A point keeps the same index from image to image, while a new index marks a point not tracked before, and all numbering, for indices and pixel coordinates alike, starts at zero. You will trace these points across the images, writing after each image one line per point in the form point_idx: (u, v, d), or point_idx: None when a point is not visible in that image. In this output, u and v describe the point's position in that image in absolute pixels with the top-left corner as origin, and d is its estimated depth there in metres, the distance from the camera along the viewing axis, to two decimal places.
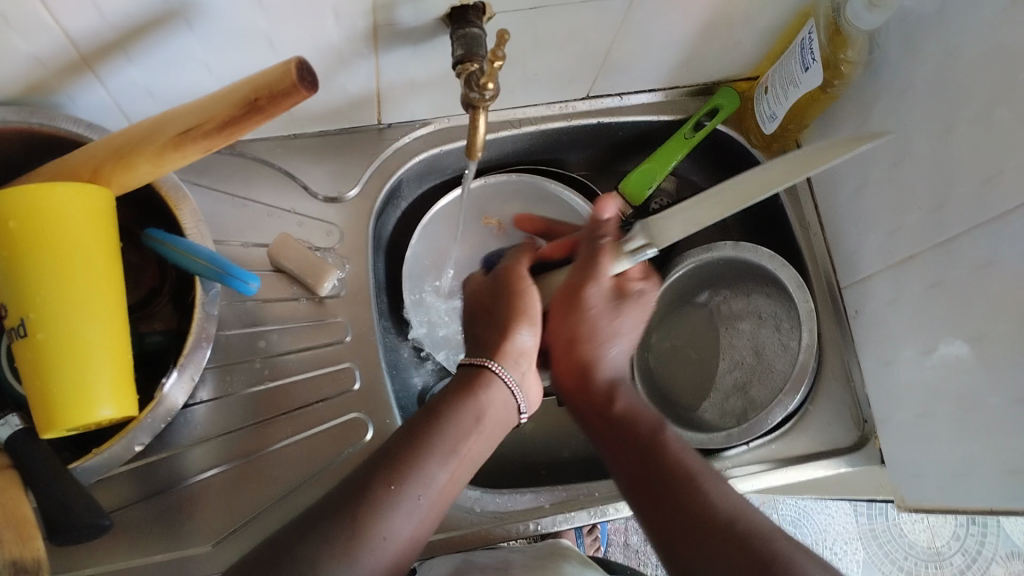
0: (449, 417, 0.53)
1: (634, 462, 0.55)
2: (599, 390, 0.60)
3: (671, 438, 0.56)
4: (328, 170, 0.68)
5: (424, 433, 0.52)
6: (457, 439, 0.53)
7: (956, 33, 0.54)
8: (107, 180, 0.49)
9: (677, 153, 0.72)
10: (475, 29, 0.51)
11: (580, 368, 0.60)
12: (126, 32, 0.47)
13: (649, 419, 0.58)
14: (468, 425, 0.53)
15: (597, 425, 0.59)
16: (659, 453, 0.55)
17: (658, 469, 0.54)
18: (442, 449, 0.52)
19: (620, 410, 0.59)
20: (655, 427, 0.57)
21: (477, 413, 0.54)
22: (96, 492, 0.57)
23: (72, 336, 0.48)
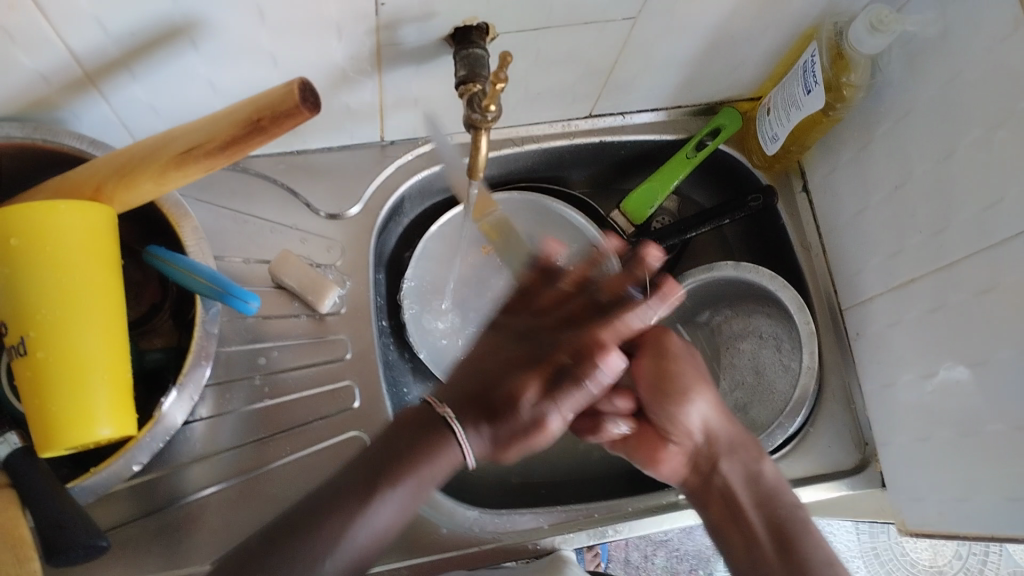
0: (422, 458, 0.48)
1: (765, 537, 0.57)
2: (735, 458, 0.60)
3: (806, 519, 0.58)
4: (330, 187, 0.68)
5: (364, 487, 0.47)
6: (414, 482, 0.48)
7: (957, 59, 0.54)
8: (109, 197, 0.49)
9: (679, 173, 0.73)
10: (478, 49, 0.52)
11: (715, 436, 0.61)
12: (130, 50, 0.47)
13: (791, 494, 0.60)
14: (427, 467, 0.48)
15: (730, 489, 0.60)
16: (790, 533, 0.57)
17: (794, 551, 0.56)
18: (396, 497, 0.48)
19: (768, 479, 0.60)
20: (785, 500, 0.59)
21: (429, 460, 0.48)
22: (92, 509, 0.57)
23: (73, 354, 0.47)
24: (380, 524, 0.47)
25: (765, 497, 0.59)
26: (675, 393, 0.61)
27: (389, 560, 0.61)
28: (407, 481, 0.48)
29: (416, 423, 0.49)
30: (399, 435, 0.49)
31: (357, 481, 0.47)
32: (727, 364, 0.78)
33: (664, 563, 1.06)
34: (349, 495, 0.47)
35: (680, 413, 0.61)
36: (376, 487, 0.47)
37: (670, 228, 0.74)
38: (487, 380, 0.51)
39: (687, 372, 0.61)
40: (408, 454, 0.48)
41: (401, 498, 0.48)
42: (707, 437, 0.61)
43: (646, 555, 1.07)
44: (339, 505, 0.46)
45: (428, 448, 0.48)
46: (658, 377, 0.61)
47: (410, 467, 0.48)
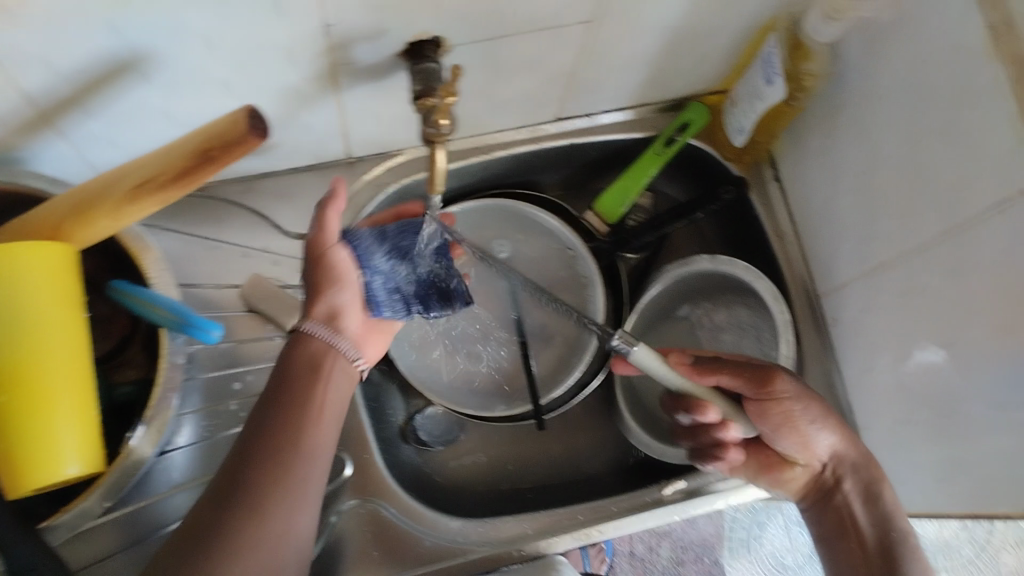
0: (292, 386, 0.50)
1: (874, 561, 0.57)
2: (852, 480, 0.60)
3: (918, 545, 0.57)
4: (299, 207, 0.68)
5: (274, 417, 0.48)
6: (316, 409, 0.49)
7: (913, 43, 0.54)
8: (68, 236, 0.48)
9: (649, 170, 0.72)
10: (432, 64, 0.51)
11: (840, 471, 0.60)
12: (80, 87, 0.47)
13: (905, 521, 0.58)
14: (333, 384, 0.52)
15: (842, 513, 0.60)
16: (901, 557, 0.56)
17: (891, 564, 0.56)
18: (314, 426, 0.49)
19: (885, 504, 0.58)
20: (901, 521, 0.58)
21: (308, 370, 0.51)
22: (66, 550, 0.55)
23: (38, 396, 0.47)
24: (320, 463, 0.48)
25: (880, 519, 0.58)
26: (795, 430, 0.60)
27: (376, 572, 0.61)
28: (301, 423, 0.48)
29: (284, 359, 0.52)
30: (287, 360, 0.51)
31: (269, 428, 0.48)
32: None
33: (670, 554, 1.06)
34: (269, 438, 0.47)
35: (798, 445, 0.60)
36: (291, 423, 0.48)
37: (646, 226, 0.74)
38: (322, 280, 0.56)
39: (801, 418, 0.59)
40: (283, 379, 0.50)
41: (322, 434, 0.49)
42: (834, 467, 0.61)
43: (651, 547, 1.07)
44: (267, 442, 0.47)
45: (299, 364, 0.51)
46: (784, 420, 0.59)
47: (294, 391, 0.49)
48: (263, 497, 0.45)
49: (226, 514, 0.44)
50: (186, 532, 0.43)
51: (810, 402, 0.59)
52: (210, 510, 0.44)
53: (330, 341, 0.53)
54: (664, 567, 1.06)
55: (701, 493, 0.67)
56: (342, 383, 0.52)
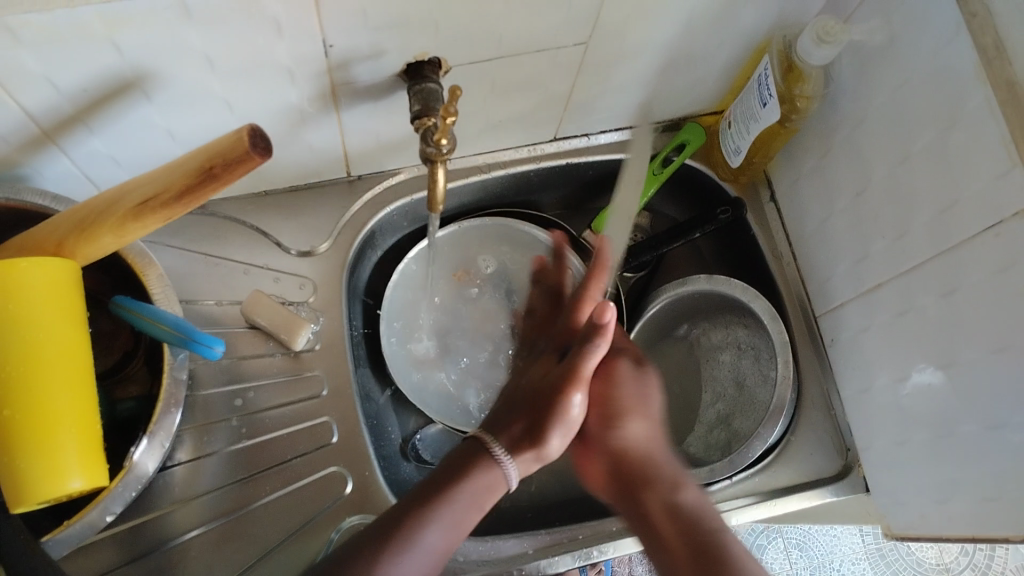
0: (455, 490, 0.50)
1: (689, 568, 0.49)
2: (689, 485, 0.55)
3: (731, 542, 0.50)
4: (300, 225, 0.68)
5: (428, 508, 0.49)
6: (463, 505, 0.50)
7: (903, 65, 0.54)
8: (71, 252, 0.49)
9: (647, 189, 0.73)
10: (432, 84, 0.52)
11: (647, 458, 0.56)
12: (83, 106, 0.48)
13: (716, 518, 0.52)
14: (478, 498, 0.51)
15: (652, 515, 0.53)
16: (715, 560, 0.48)
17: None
18: (444, 523, 0.49)
19: (687, 503, 0.53)
20: (708, 521, 0.52)
21: (484, 478, 0.51)
22: (68, 562, 0.56)
23: (40, 410, 0.48)
24: (426, 558, 0.48)
25: (687, 519, 0.52)
26: (614, 415, 0.57)
27: None
28: (431, 525, 0.49)
29: (454, 460, 0.52)
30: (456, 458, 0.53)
31: (406, 524, 0.48)
32: (708, 376, 0.78)
33: None
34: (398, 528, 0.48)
35: (665, 422, 0.60)
36: (433, 508, 0.49)
37: (643, 245, 0.75)
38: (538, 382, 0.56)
39: (615, 386, 0.59)
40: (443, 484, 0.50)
41: (443, 525, 0.49)
42: (620, 462, 0.56)
43: None
44: (399, 539, 0.48)
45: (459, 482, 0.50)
46: (602, 399, 0.58)
47: (461, 488, 0.50)
48: (370, 562, 0.46)
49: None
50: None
51: (661, 382, 0.60)
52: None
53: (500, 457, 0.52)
54: None
55: None
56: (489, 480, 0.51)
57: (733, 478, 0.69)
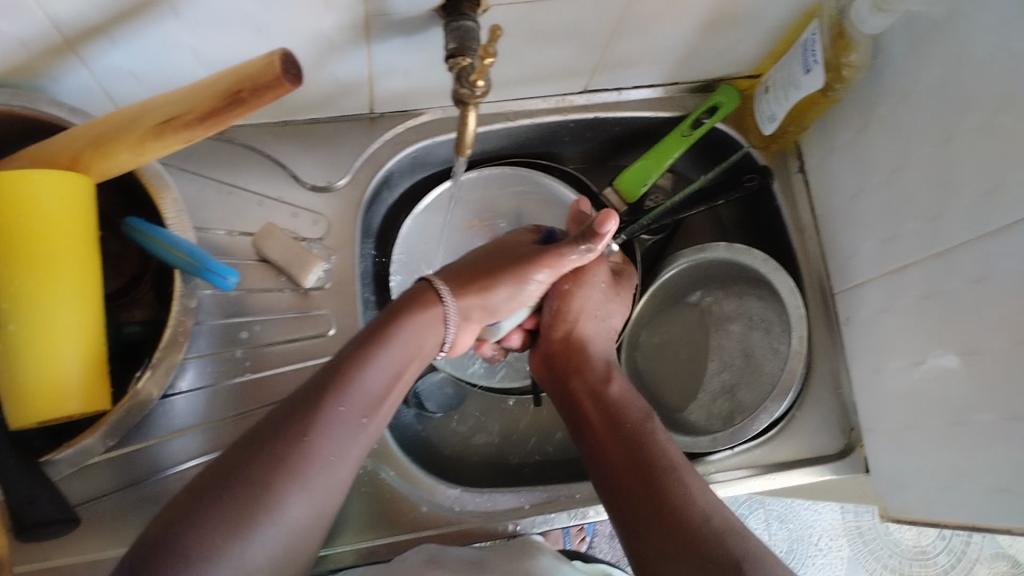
0: (335, 391, 0.50)
1: (617, 449, 0.58)
2: (582, 374, 0.64)
3: (654, 428, 0.59)
4: (317, 159, 0.67)
5: (299, 419, 0.49)
6: (353, 407, 0.51)
7: (962, 40, 0.52)
8: (85, 167, 0.47)
9: (675, 150, 0.71)
10: (469, 22, 0.50)
11: (573, 348, 0.66)
12: (110, 16, 0.45)
13: (638, 405, 0.61)
14: (379, 391, 0.53)
15: (581, 403, 0.63)
16: (639, 436, 0.58)
17: (636, 454, 0.57)
18: (331, 433, 0.49)
19: (611, 394, 0.62)
20: (636, 416, 0.60)
21: (376, 382, 0.52)
22: (64, 483, 0.56)
23: (45, 328, 0.47)
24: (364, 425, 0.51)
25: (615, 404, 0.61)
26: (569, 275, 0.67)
27: (369, 538, 0.62)
28: (376, 368, 0.53)
29: (376, 321, 0.55)
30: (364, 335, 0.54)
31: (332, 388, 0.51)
32: (714, 345, 0.77)
33: None
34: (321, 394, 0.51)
35: (597, 328, 0.68)
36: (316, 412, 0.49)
37: (665, 208, 0.73)
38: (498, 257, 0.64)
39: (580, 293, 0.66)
40: (378, 339, 0.54)
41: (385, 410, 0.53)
42: (569, 347, 0.67)
43: None
44: (320, 395, 0.50)
45: (390, 340, 0.54)
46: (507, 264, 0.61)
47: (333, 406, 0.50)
48: (263, 480, 0.45)
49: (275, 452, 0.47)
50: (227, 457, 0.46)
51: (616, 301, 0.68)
52: (243, 450, 0.47)
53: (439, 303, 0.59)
54: None
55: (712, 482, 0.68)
56: (395, 390, 0.54)
57: (737, 448, 0.69)
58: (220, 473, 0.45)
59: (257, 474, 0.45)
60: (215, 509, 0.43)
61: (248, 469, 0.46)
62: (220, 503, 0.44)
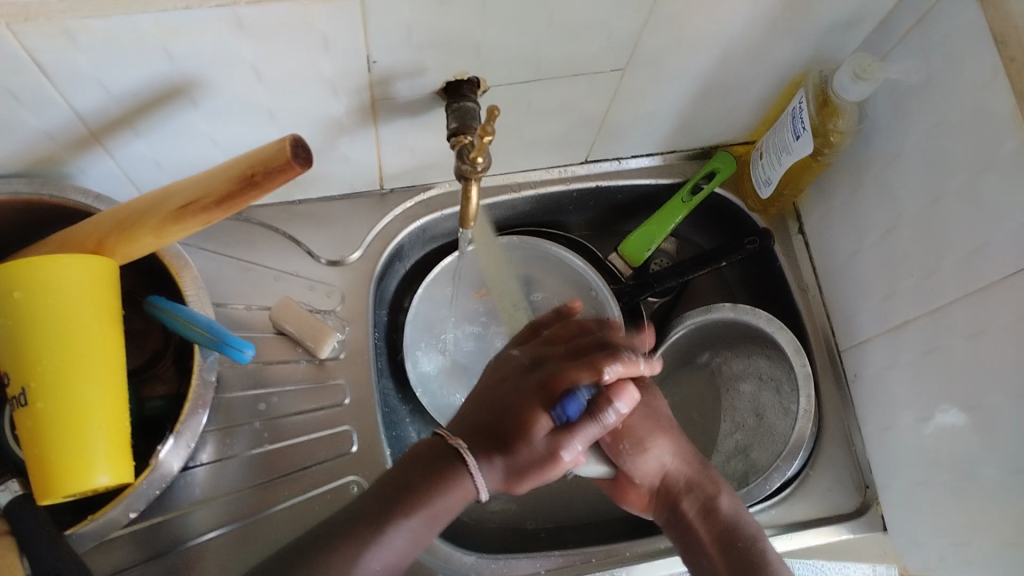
0: (427, 496, 0.51)
1: (724, 557, 0.58)
2: (687, 498, 0.62)
3: (754, 530, 0.60)
4: (331, 235, 0.69)
5: (362, 528, 0.49)
6: (433, 513, 0.51)
7: (941, 104, 0.55)
8: (111, 251, 0.50)
9: (673, 217, 0.74)
10: (469, 103, 0.53)
11: (660, 478, 0.64)
12: (130, 109, 0.49)
13: (743, 513, 0.61)
14: (444, 505, 0.51)
15: (690, 522, 0.61)
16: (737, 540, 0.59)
17: (744, 563, 0.58)
18: (402, 536, 0.50)
19: (723, 510, 0.61)
20: (727, 507, 0.61)
21: (449, 485, 0.51)
22: (87, 556, 0.57)
23: (73, 405, 0.49)
24: (393, 550, 0.49)
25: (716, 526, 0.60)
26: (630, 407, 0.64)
27: None
28: (425, 502, 0.51)
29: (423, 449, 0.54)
30: (426, 459, 0.52)
31: (371, 514, 0.50)
32: (727, 406, 0.77)
33: None
34: (360, 527, 0.49)
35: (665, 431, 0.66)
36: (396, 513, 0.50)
37: (670, 271, 0.75)
38: (510, 401, 0.56)
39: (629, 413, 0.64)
40: (423, 486, 0.51)
41: (409, 531, 0.50)
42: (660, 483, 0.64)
43: None
44: (390, 509, 0.50)
45: (446, 484, 0.51)
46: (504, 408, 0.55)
47: (425, 501, 0.51)
48: None
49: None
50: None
51: (668, 427, 0.66)
52: (287, 565, 0.47)
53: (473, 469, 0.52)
54: None
55: None
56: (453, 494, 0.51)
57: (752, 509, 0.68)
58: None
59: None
60: None
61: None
62: None
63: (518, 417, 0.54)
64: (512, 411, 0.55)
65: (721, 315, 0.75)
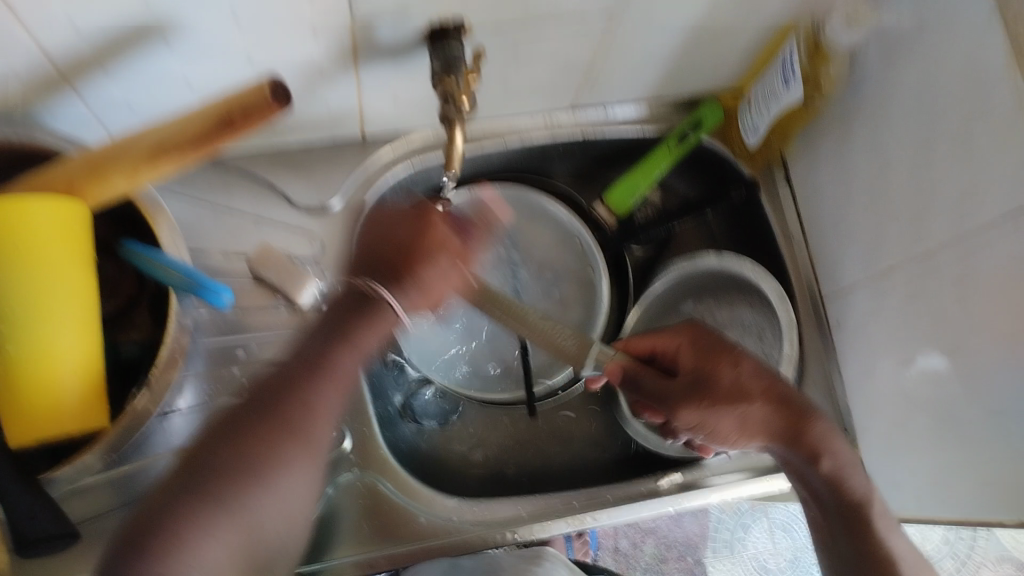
0: (359, 334, 0.52)
1: (826, 515, 0.55)
2: (826, 454, 0.55)
3: (871, 502, 0.54)
4: (311, 181, 0.68)
5: (284, 398, 0.48)
6: (355, 355, 0.51)
7: (933, 50, 0.54)
8: (80, 192, 0.49)
9: (661, 164, 0.73)
10: (453, 44, 0.52)
11: (818, 430, 0.56)
12: (100, 48, 0.47)
13: (856, 479, 0.55)
14: (363, 341, 0.52)
15: (794, 471, 0.57)
16: (844, 501, 0.54)
17: (851, 523, 0.54)
18: (326, 415, 0.49)
19: (826, 471, 0.55)
20: (826, 472, 0.55)
21: (363, 331, 0.52)
22: (65, 502, 0.57)
23: (45, 349, 0.48)
24: (327, 411, 0.49)
25: (831, 480, 0.55)
26: (717, 362, 0.57)
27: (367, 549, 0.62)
28: (349, 351, 0.51)
29: (338, 318, 0.52)
30: (343, 312, 0.53)
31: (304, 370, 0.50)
32: None
33: (653, 550, 1.06)
34: (302, 375, 0.49)
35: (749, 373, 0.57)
36: (319, 380, 0.49)
37: (655, 221, 0.75)
38: (399, 229, 0.56)
39: (721, 373, 0.56)
40: (340, 339, 0.51)
41: (345, 372, 0.51)
42: (790, 431, 0.56)
43: (635, 543, 1.07)
44: (303, 381, 0.49)
45: (363, 324, 0.52)
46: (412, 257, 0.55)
47: (340, 359, 0.51)
48: (208, 523, 0.42)
49: (193, 506, 0.42)
50: (151, 507, 0.43)
51: (752, 407, 0.56)
52: (215, 439, 0.46)
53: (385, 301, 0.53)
54: (646, 565, 1.06)
55: (696, 486, 0.68)
56: (376, 336, 0.53)
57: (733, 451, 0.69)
58: (162, 500, 0.43)
59: (199, 500, 0.43)
60: (160, 532, 0.41)
61: (196, 485, 0.43)
62: (164, 537, 0.41)
63: (418, 249, 0.55)
64: (420, 238, 0.56)
65: (706, 261, 0.74)
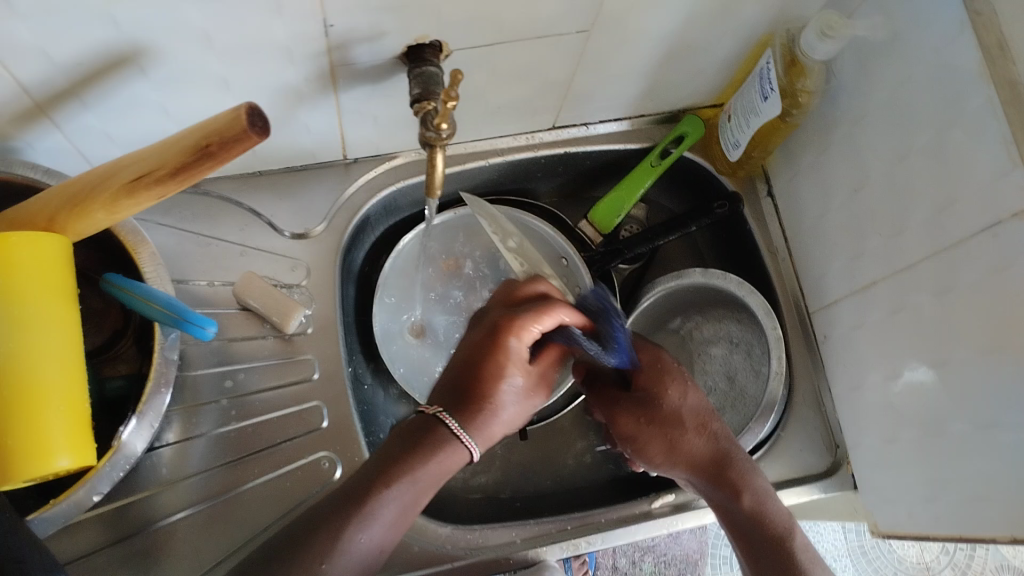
0: (417, 457, 0.51)
1: (740, 539, 0.58)
2: (748, 482, 0.59)
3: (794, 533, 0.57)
4: (294, 207, 0.68)
5: (372, 489, 0.49)
6: (420, 479, 0.51)
7: (906, 60, 0.54)
8: (62, 228, 0.48)
9: (644, 181, 0.73)
10: (431, 67, 0.52)
11: (741, 462, 0.60)
12: (77, 80, 0.47)
13: (776, 506, 0.59)
14: (439, 466, 0.51)
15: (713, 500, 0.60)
16: (762, 528, 0.58)
17: (773, 550, 0.57)
18: (404, 496, 0.50)
19: (747, 505, 0.58)
20: (748, 505, 0.58)
21: (430, 451, 0.51)
22: (52, 542, 0.55)
23: (27, 385, 0.47)
24: (399, 507, 0.50)
25: (754, 510, 0.58)
26: (664, 388, 0.62)
27: None
28: (399, 480, 0.50)
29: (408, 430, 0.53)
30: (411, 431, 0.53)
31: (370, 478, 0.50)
32: (699, 369, 0.78)
33: (652, 568, 1.05)
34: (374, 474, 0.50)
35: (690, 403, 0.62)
36: (384, 481, 0.50)
37: (640, 237, 0.74)
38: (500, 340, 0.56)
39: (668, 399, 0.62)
40: (400, 456, 0.51)
41: (396, 501, 0.50)
42: (718, 461, 0.60)
43: (634, 561, 1.06)
44: (381, 479, 0.50)
45: (420, 458, 0.51)
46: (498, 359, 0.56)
47: (417, 472, 0.51)
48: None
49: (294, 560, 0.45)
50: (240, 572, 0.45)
51: (688, 436, 0.61)
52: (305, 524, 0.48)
53: (458, 431, 0.53)
54: None
55: (689, 507, 0.67)
56: (449, 456, 0.52)
57: None
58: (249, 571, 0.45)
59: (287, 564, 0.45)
60: None
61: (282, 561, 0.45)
62: None
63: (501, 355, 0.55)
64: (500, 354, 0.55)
65: (692, 280, 0.74)
